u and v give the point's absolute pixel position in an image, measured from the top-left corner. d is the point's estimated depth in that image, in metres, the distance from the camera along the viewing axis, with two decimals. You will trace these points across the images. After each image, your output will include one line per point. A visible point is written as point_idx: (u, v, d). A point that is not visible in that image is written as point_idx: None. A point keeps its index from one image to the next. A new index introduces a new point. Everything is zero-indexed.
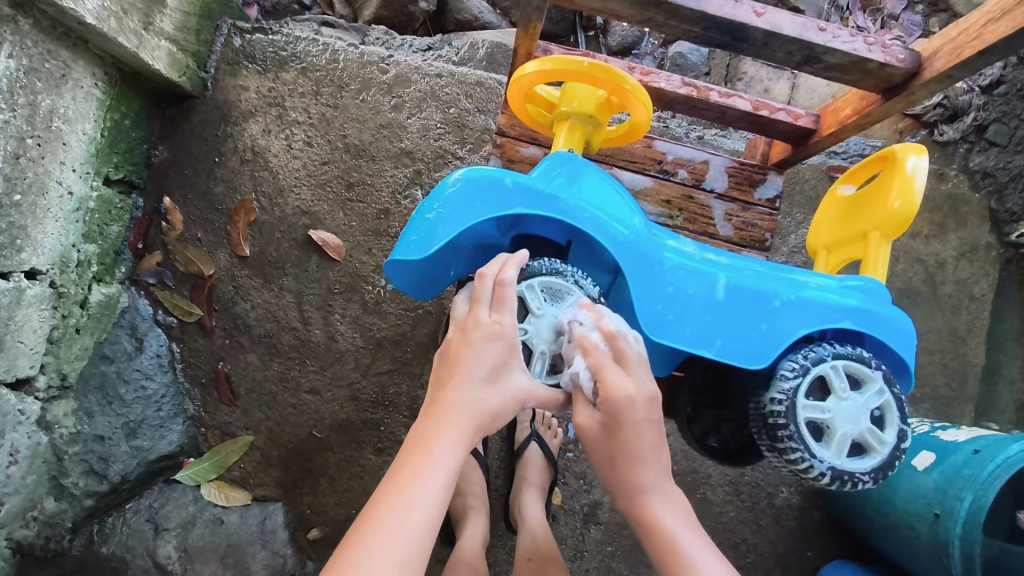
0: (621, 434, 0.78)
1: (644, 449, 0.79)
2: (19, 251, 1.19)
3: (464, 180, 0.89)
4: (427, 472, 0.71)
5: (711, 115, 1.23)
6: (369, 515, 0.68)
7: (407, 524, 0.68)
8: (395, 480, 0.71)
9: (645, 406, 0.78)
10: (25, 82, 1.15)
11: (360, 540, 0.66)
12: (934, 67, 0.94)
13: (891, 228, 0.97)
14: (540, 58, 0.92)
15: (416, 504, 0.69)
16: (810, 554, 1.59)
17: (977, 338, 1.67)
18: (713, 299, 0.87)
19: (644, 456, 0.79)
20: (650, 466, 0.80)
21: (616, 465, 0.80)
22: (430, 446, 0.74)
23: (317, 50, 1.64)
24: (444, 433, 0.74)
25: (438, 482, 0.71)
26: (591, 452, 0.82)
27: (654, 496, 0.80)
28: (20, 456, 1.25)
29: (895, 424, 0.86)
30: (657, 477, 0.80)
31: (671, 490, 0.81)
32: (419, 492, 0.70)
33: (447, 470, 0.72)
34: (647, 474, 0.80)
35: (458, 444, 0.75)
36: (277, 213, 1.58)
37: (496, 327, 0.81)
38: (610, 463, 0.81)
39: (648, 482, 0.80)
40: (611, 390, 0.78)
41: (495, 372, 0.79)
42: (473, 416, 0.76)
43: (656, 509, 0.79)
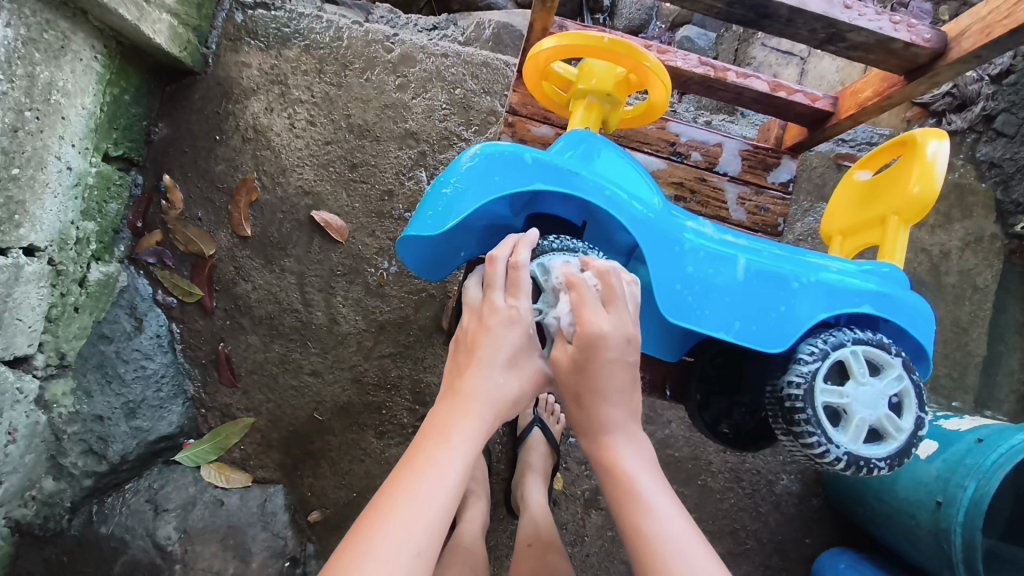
0: (593, 371, 0.77)
1: (610, 389, 0.78)
2: (18, 227, 1.17)
3: (482, 154, 0.87)
4: (445, 459, 0.70)
5: (726, 96, 1.21)
6: (386, 498, 0.67)
7: (425, 509, 0.66)
8: (412, 466, 0.70)
9: (620, 347, 0.77)
10: (23, 52, 1.12)
11: (375, 523, 0.65)
12: (961, 47, 0.93)
13: (910, 214, 0.97)
14: (557, 33, 0.90)
15: (433, 489, 0.68)
16: (808, 541, 1.60)
17: (979, 329, 1.67)
18: (732, 281, 0.86)
19: (611, 397, 0.78)
20: (617, 404, 0.79)
21: (583, 401, 0.79)
22: (448, 431, 0.73)
23: (320, 27, 1.61)
24: (464, 420, 0.74)
25: (455, 470, 0.70)
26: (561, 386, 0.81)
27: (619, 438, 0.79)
28: (19, 434, 1.24)
29: (913, 410, 0.85)
30: (622, 416, 0.79)
31: (636, 434, 0.80)
32: (438, 476, 0.69)
33: (466, 458, 0.71)
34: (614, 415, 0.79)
35: (476, 431, 0.74)
36: (278, 192, 1.56)
37: (513, 312, 0.80)
38: (577, 403, 0.80)
39: (614, 420, 0.79)
40: (589, 323, 0.76)
41: (512, 359, 0.79)
42: (490, 403, 0.76)
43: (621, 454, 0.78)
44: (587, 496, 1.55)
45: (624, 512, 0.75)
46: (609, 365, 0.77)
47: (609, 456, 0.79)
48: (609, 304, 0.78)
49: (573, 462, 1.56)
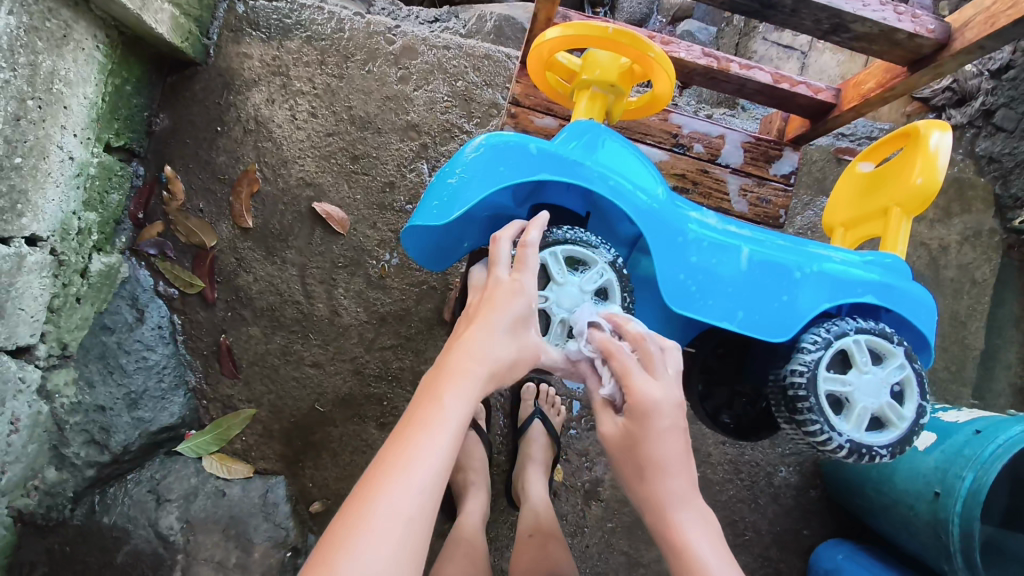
0: (648, 441, 0.70)
1: (671, 458, 0.70)
2: (19, 217, 1.17)
3: (487, 144, 0.88)
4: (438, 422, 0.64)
5: (729, 88, 1.21)
6: (376, 475, 0.61)
7: (414, 486, 0.60)
8: (404, 437, 0.63)
9: (674, 414, 0.71)
10: (25, 41, 1.11)
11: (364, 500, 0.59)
12: (964, 38, 0.93)
13: (912, 206, 0.97)
14: (561, 24, 0.90)
15: (425, 464, 0.62)
16: (806, 533, 1.61)
17: (977, 323, 1.68)
18: (736, 271, 0.87)
19: (670, 467, 0.70)
20: (676, 473, 0.70)
21: (643, 473, 0.71)
22: (441, 393, 0.67)
23: (321, 18, 1.61)
24: (457, 382, 0.68)
25: (449, 434, 0.64)
26: (620, 466, 0.74)
27: (680, 512, 0.69)
28: (20, 424, 1.23)
29: (914, 399, 0.86)
30: (684, 487, 0.70)
31: (699, 505, 0.71)
32: (428, 452, 0.62)
33: (459, 420, 0.66)
34: (675, 484, 0.70)
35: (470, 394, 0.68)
36: (280, 184, 1.56)
37: (515, 285, 0.77)
38: (638, 476, 0.72)
39: (675, 493, 0.70)
40: (637, 393, 0.71)
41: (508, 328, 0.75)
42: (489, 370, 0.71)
43: (682, 529, 0.69)
44: (588, 487, 1.56)
45: None
46: (666, 434, 0.70)
47: (672, 534, 0.69)
48: (653, 369, 0.74)
49: (573, 454, 1.57)
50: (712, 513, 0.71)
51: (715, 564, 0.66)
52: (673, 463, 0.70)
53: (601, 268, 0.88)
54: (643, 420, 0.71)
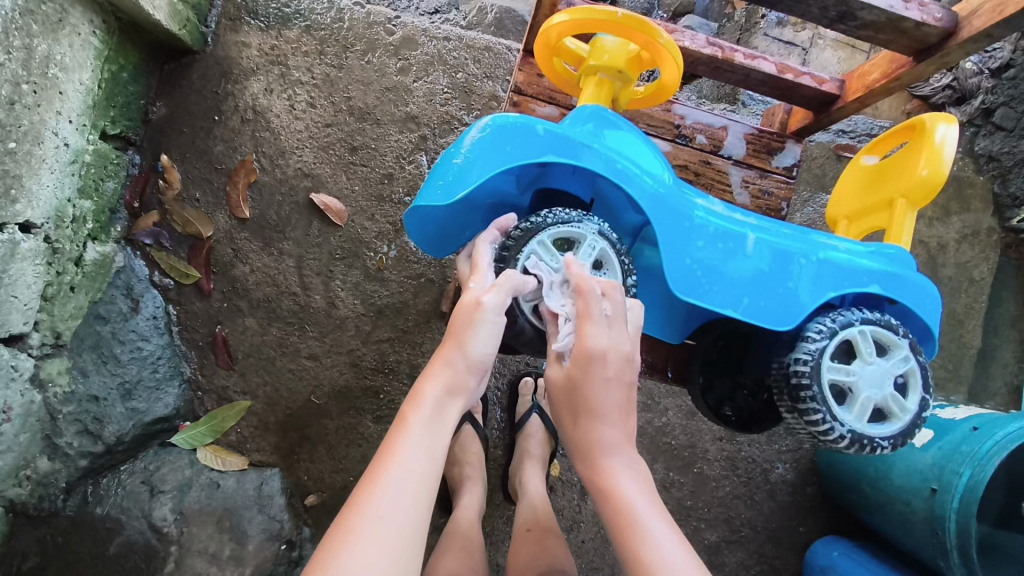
0: (587, 385, 0.73)
1: (606, 406, 0.73)
2: (14, 202, 1.15)
3: (494, 125, 0.86)
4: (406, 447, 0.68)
5: (733, 78, 1.21)
6: (360, 487, 0.65)
7: (393, 497, 0.64)
8: (384, 452, 0.68)
9: (617, 366, 0.73)
10: (21, 24, 1.10)
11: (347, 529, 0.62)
12: (972, 26, 0.93)
13: (917, 197, 0.97)
14: (568, 8, 0.90)
15: (403, 472, 0.66)
16: (802, 530, 1.61)
17: (974, 321, 1.69)
18: (742, 258, 0.86)
19: (605, 413, 0.73)
20: (612, 422, 0.73)
21: (580, 418, 0.74)
22: (407, 418, 0.70)
23: (321, 8, 1.60)
24: (420, 409, 0.71)
25: (416, 456, 0.67)
26: (558, 408, 0.77)
27: (612, 457, 0.73)
28: (14, 413, 1.21)
29: (918, 391, 0.85)
30: (617, 436, 0.73)
31: (631, 457, 0.74)
32: (404, 459, 0.67)
33: (425, 443, 0.69)
34: (608, 433, 0.73)
35: (436, 421, 0.71)
36: (278, 174, 1.55)
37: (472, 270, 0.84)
38: (573, 417, 0.75)
39: (607, 439, 0.73)
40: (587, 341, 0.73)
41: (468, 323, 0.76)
42: (462, 375, 0.74)
43: (614, 475, 0.72)
44: (584, 482, 1.55)
45: (620, 537, 0.68)
46: (604, 381, 0.73)
47: (605, 479, 0.72)
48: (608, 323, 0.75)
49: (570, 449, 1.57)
50: (642, 459, 0.74)
51: (641, 504, 0.70)
52: (608, 410, 0.73)
53: (590, 242, 0.87)
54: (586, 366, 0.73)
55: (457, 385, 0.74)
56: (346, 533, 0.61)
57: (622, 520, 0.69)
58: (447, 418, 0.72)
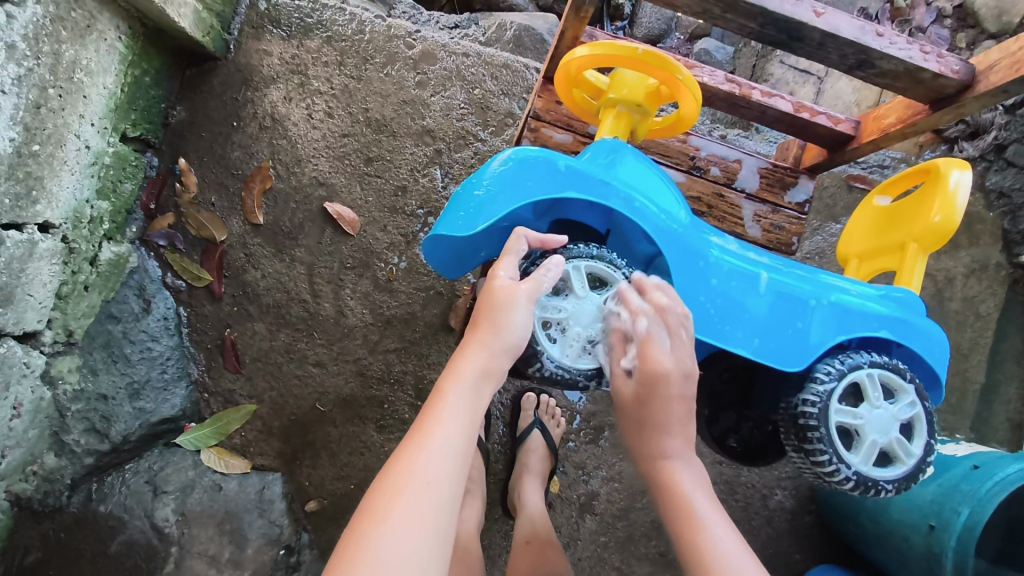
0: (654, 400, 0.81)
1: (670, 420, 0.81)
2: (35, 203, 1.17)
3: (516, 159, 0.88)
4: (445, 417, 0.70)
5: (750, 114, 1.23)
6: (402, 453, 0.67)
7: (435, 464, 0.66)
8: (422, 424, 0.70)
9: (678, 383, 0.81)
10: (50, 30, 1.12)
11: (385, 499, 0.64)
12: (989, 81, 0.94)
13: (929, 242, 0.98)
14: (590, 43, 0.92)
15: (442, 449, 0.68)
16: (799, 557, 1.61)
17: (978, 356, 1.69)
18: (755, 298, 0.87)
19: (667, 427, 0.82)
20: (674, 433, 0.82)
21: (651, 434, 0.82)
22: (444, 390, 0.72)
23: (343, 19, 1.62)
24: (455, 383, 0.73)
25: (456, 427, 0.70)
26: (627, 421, 0.85)
27: (677, 464, 0.81)
28: (24, 409, 1.23)
29: (923, 436, 0.86)
30: (680, 446, 0.82)
31: (692, 460, 0.82)
32: (440, 439, 0.68)
33: (464, 416, 0.71)
34: (672, 444, 0.82)
35: (472, 395, 0.73)
36: (293, 182, 1.57)
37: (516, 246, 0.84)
38: (637, 429, 0.83)
39: (671, 450, 0.82)
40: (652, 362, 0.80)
41: (502, 308, 0.78)
42: (497, 358, 0.76)
43: (677, 475, 0.81)
44: (583, 500, 1.56)
45: (683, 531, 0.76)
46: (671, 401, 0.81)
47: (667, 476, 0.81)
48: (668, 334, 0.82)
49: (571, 467, 1.57)
50: (703, 470, 0.83)
51: (704, 506, 0.78)
52: (674, 426, 0.82)
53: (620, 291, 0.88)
54: (652, 387, 0.81)
55: (492, 367, 0.75)
56: (393, 499, 0.63)
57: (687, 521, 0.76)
58: (483, 397, 0.75)
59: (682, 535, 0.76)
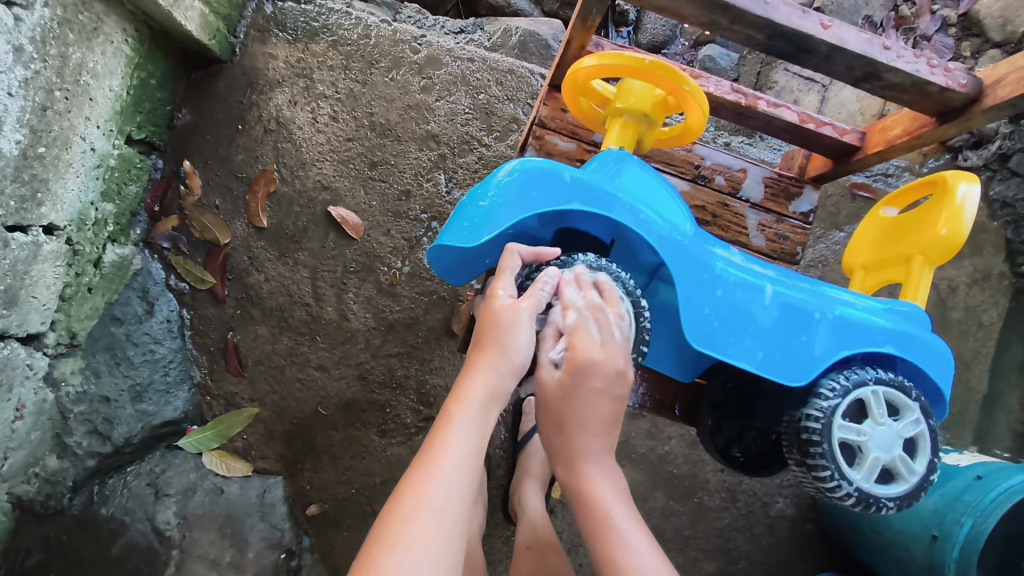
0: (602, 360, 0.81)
1: (590, 420, 0.82)
2: (40, 206, 1.17)
3: (521, 170, 0.88)
4: (451, 443, 0.70)
5: (755, 124, 1.23)
6: (409, 482, 0.67)
7: (442, 491, 0.66)
8: (428, 450, 0.70)
9: (608, 378, 0.81)
10: (58, 33, 1.13)
11: (392, 527, 0.64)
12: (996, 95, 0.94)
13: (937, 255, 0.98)
14: (598, 52, 0.92)
15: (452, 472, 0.68)
16: (799, 566, 1.61)
17: (981, 365, 1.69)
18: (760, 311, 0.87)
19: (585, 425, 0.83)
20: (592, 434, 0.83)
21: (567, 429, 0.83)
22: (451, 416, 0.72)
23: (349, 23, 1.62)
24: (462, 409, 0.72)
25: (462, 454, 0.70)
26: (546, 405, 0.83)
27: (593, 467, 0.84)
28: (26, 411, 1.23)
29: (925, 453, 0.87)
30: (598, 448, 0.84)
31: (609, 464, 0.85)
32: (450, 461, 0.68)
33: (471, 442, 0.71)
34: (587, 445, 0.84)
35: (478, 420, 0.73)
36: (297, 185, 1.57)
37: (512, 263, 0.85)
38: (556, 428, 0.84)
39: (586, 451, 0.84)
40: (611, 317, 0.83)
41: (507, 328, 0.77)
42: (503, 379, 0.76)
43: (590, 478, 0.84)
44: None
45: (600, 541, 0.81)
46: (597, 395, 0.81)
47: (584, 482, 0.84)
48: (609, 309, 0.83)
49: None
50: (615, 468, 0.86)
51: (620, 513, 0.82)
52: (597, 424, 0.83)
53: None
54: (579, 377, 0.80)
55: (498, 390, 0.75)
56: (400, 528, 0.63)
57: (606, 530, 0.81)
58: (489, 420, 0.74)
59: (602, 541, 0.81)
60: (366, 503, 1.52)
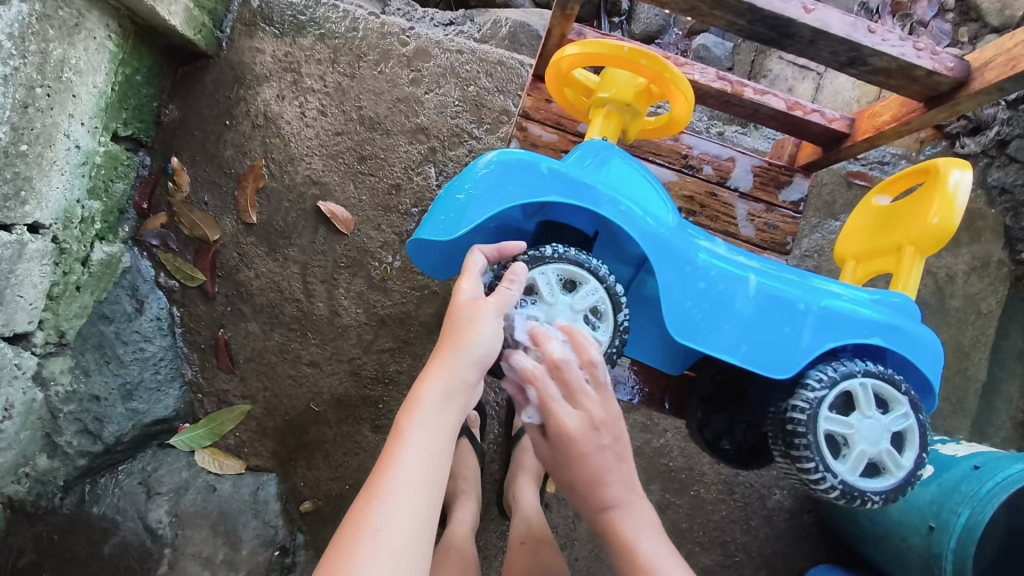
0: (576, 454, 0.78)
1: (606, 473, 0.79)
2: (23, 204, 1.16)
3: (499, 161, 0.87)
4: (402, 455, 0.67)
5: (743, 112, 1.21)
6: (359, 505, 0.65)
7: (390, 510, 0.64)
8: (380, 467, 0.67)
9: (608, 436, 0.78)
10: (37, 29, 1.11)
11: (342, 552, 0.62)
12: (985, 78, 0.92)
13: (926, 244, 0.97)
14: (579, 41, 0.90)
15: (403, 486, 0.66)
16: (798, 557, 1.59)
17: (979, 354, 1.67)
18: (743, 303, 0.86)
19: (606, 478, 0.79)
20: (614, 484, 0.79)
21: (592, 488, 0.80)
22: (403, 428, 0.70)
23: (336, 16, 1.60)
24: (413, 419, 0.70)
25: (414, 466, 0.67)
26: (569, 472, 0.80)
27: (622, 510, 0.80)
28: (15, 411, 1.23)
29: (914, 447, 0.85)
30: (623, 493, 0.80)
31: (638, 503, 0.82)
32: (406, 471, 0.67)
33: (425, 450, 0.68)
34: (615, 492, 0.80)
35: (433, 427, 0.70)
36: (286, 181, 1.55)
37: (473, 261, 0.85)
38: (579, 485, 0.80)
39: (615, 498, 0.80)
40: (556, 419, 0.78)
41: (466, 322, 0.77)
42: (460, 375, 0.73)
43: (621, 523, 0.80)
44: None
45: None
46: (588, 458, 0.78)
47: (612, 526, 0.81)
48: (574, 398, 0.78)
49: None
50: (648, 506, 0.82)
51: (656, 552, 0.79)
52: (613, 475, 0.79)
53: (591, 287, 0.88)
54: (564, 447, 0.79)
55: (454, 389, 0.73)
56: (348, 554, 0.61)
57: (636, 567, 0.78)
58: (446, 425, 0.71)
59: None
60: None
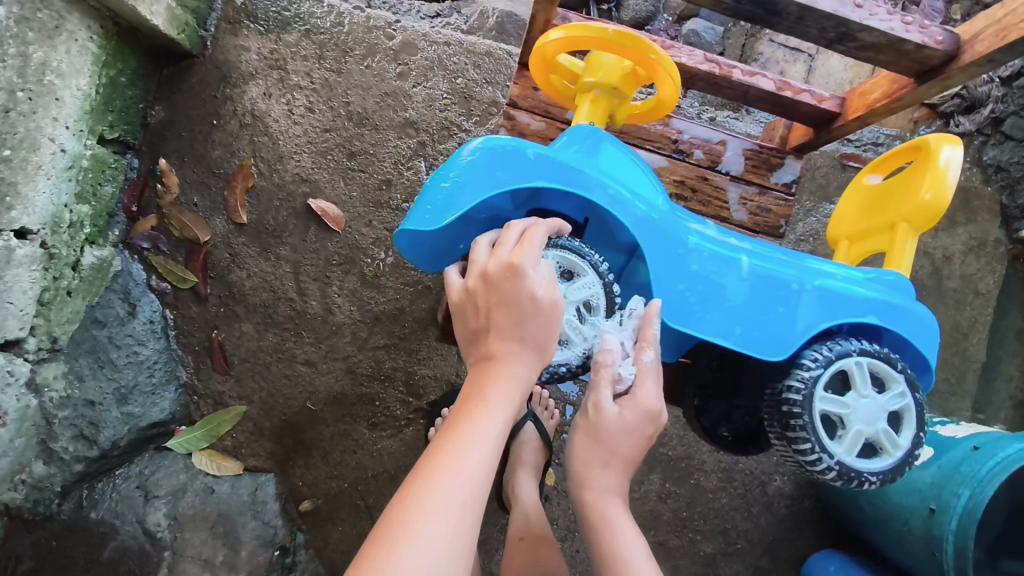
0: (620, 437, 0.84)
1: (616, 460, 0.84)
2: (9, 209, 1.15)
3: (484, 148, 0.86)
4: (486, 426, 0.67)
5: (732, 94, 1.20)
6: (438, 465, 0.63)
7: (471, 480, 0.63)
8: (461, 434, 0.66)
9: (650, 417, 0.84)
10: (16, 32, 1.10)
11: (415, 510, 0.60)
12: (975, 50, 0.91)
13: (920, 221, 0.96)
14: (564, 25, 0.89)
15: (483, 457, 0.65)
16: (800, 543, 1.59)
17: (978, 335, 1.66)
18: (735, 285, 0.85)
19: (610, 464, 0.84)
20: (613, 471, 0.85)
21: (589, 469, 0.85)
22: (486, 400, 0.69)
23: (321, 11, 1.59)
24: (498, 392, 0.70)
25: (497, 437, 0.67)
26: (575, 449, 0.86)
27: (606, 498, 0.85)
28: (9, 418, 1.22)
29: (911, 427, 0.84)
30: (614, 483, 0.85)
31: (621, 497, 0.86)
32: (486, 441, 0.66)
33: (505, 425, 0.69)
34: (606, 479, 0.85)
35: (511, 403, 0.70)
36: (276, 179, 1.54)
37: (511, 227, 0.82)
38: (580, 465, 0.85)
39: (603, 485, 0.85)
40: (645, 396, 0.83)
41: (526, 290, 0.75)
42: (528, 347, 0.73)
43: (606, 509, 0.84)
44: None
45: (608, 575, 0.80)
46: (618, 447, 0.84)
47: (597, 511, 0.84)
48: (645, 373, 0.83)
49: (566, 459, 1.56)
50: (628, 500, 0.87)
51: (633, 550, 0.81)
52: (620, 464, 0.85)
53: (588, 281, 0.86)
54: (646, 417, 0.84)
55: (528, 367, 0.73)
56: (425, 514, 0.59)
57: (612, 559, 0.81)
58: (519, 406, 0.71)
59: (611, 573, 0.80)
60: (359, 497, 1.51)
